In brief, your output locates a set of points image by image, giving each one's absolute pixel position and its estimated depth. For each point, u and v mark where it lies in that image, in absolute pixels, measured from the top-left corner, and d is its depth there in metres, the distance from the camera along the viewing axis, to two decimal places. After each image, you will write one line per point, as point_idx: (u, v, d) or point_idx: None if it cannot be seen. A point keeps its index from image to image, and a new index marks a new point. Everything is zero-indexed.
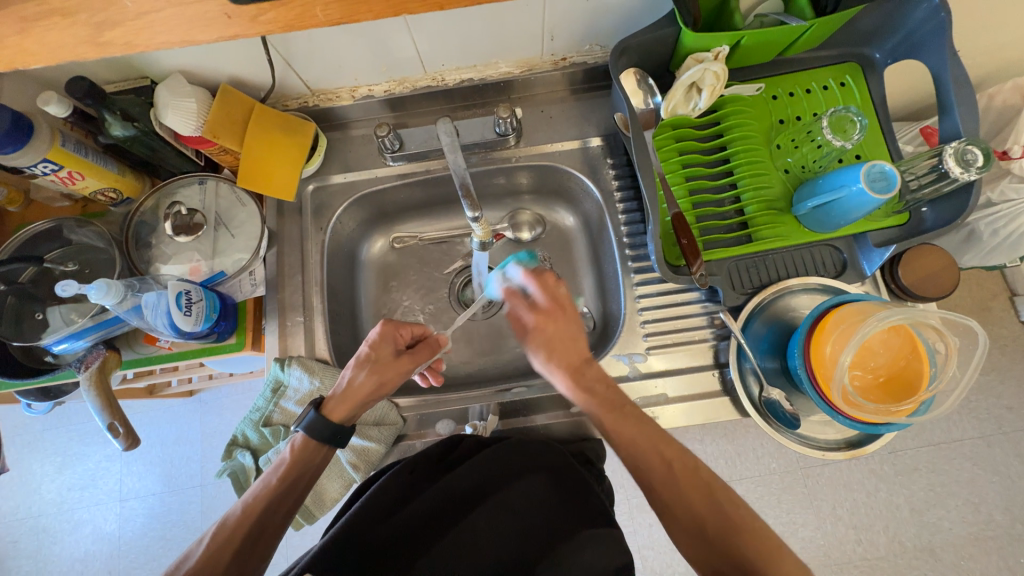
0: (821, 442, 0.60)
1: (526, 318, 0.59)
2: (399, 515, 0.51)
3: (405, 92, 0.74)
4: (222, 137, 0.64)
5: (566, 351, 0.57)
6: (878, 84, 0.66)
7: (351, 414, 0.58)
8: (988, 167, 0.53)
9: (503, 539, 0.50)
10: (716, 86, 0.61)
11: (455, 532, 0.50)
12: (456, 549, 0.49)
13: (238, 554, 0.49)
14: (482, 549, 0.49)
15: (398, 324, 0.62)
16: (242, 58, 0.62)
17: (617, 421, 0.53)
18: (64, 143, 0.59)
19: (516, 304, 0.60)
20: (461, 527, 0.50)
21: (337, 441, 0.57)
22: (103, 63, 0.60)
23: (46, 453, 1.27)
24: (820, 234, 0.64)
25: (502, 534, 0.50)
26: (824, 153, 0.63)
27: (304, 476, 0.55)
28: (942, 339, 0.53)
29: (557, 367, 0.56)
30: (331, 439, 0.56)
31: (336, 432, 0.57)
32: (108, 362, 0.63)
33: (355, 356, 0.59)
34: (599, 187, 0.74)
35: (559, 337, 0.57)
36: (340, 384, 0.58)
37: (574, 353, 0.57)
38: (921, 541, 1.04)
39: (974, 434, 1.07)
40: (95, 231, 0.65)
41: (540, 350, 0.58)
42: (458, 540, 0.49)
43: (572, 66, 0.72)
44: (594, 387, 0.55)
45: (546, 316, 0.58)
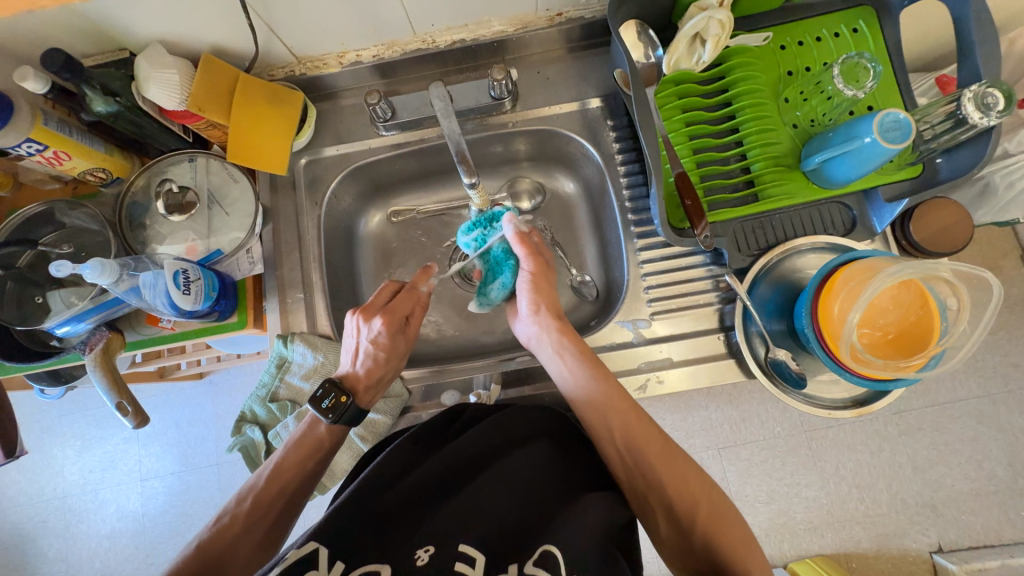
0: (827, 402, 0.60)
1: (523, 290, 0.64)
2: (407, 481, 0.51)
3: (395, 57, 0.70)
4: (207, 111, 0.62)
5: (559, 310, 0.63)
6: (893, 28, 0.63)
7: (373, 394, 0.61)
8: (1009, 110, 0.51)
9: (510, 503, 0.50)
10: (722, 36, 0.58)
11: (463, 495, 0.50)
12: (466, 510, 0.48)
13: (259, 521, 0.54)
14: (489, 512, 0.48)
15: (390, 302, 0.62)
16: (221, 23, 0.59)
17: (614, 410, 0.56)
18: (46, 121, 0.57)
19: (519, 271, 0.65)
20: (469, 490, 0.50)
21: (359, 419, 0.60)
22: (78, 33, 0.57)
23: (64, 437, 1.30)
24: (830, 191, 0.62)
25: (509, 497, 0.50)
26: (835, 105, 0.60)
27: (312, 462, 0.58)
28: (953, 293, 0.52)
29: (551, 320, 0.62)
30: (357, 418, 0.60)
31: (361, 412, 0.60)
32: (112, 343, 0.64)
33: (368, 348, 0.60)
34: (600, 151, 0.71)
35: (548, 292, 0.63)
36: (359, 373, 0.60)
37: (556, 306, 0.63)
38: (923, 498, 1.06)
39: (979, 392, 1.07)
40: (88, 213, 0.64)
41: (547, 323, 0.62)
42: (464, 502, 0.49)
43: (569, 22, 0.69)
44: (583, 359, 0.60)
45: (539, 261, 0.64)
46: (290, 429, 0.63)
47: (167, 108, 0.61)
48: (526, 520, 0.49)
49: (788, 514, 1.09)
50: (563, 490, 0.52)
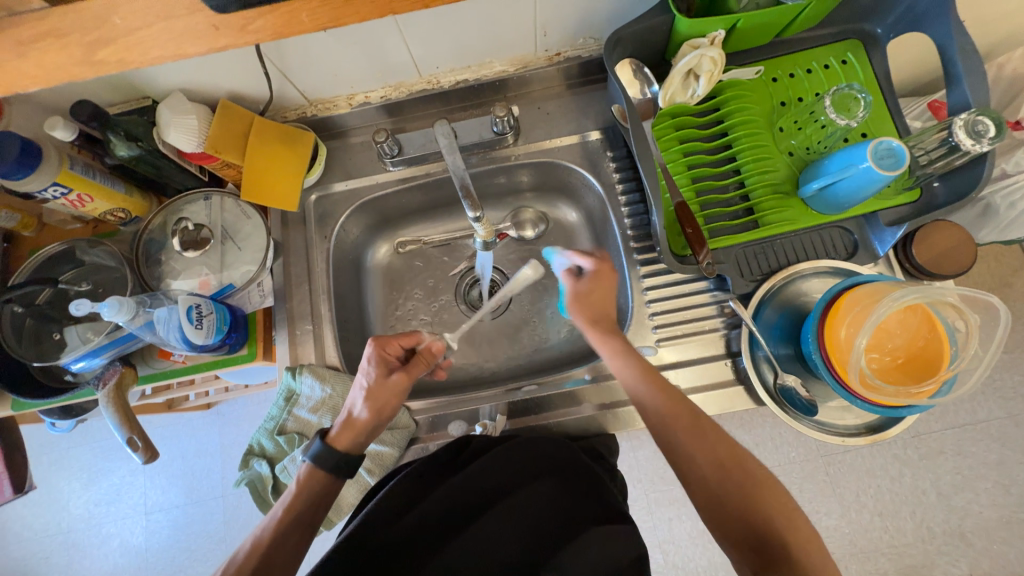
0: (840, 428, 0.59)
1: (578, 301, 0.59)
2: (411, 517, 0.50)
3: (402, 97, 0.74)
4: (223, 152, 0.65)
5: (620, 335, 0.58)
6: (881, 59, 0.65)
7: (359, 442, 0.57)
8: (1001, 137, 0.51)
9: (513, 540, 0.49)
10: (714, 71, 0.60)
11: (468, 532, 0.50)
12: (470, 545, 0.49)
13: None
14: (492, 546, 0.49)
15: (384, 343, 0.61)
16: (238, 72, 0.63)
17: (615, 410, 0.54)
18: (72, 165, 0.60)
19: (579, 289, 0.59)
20: (473, 527, 0.50)
21: (342, 474, 0.56)
22: (106, 85, 0.61)
23: (72, 470, 1.30)
24: (828, 216, 0.63)
25: (513, 532, 0.50)
26: (829, 133, 0.61)
27: (304, 515, 0.54)
28: (963, 317, 0.52)
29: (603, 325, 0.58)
30: (340, 472, 0.56)
31: (340, 462, 0.56)
32: (124, 378, 0.64)
33: (355, 386, 0.59)
34: (601, 181, 0.73)
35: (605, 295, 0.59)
36: (345, 413, 0.58)
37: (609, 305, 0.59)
38: (950, 526, 1.02)
39: (1001, 414, 1.04)
40: (107, 250, 0.67)
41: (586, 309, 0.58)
42: (469, 540, 0.49)
43: (567, 61, 0.72)
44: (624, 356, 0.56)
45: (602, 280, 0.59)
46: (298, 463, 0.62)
47: (186, 151, 0.63)
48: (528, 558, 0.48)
49: None
50: (570, 517, 0.51)
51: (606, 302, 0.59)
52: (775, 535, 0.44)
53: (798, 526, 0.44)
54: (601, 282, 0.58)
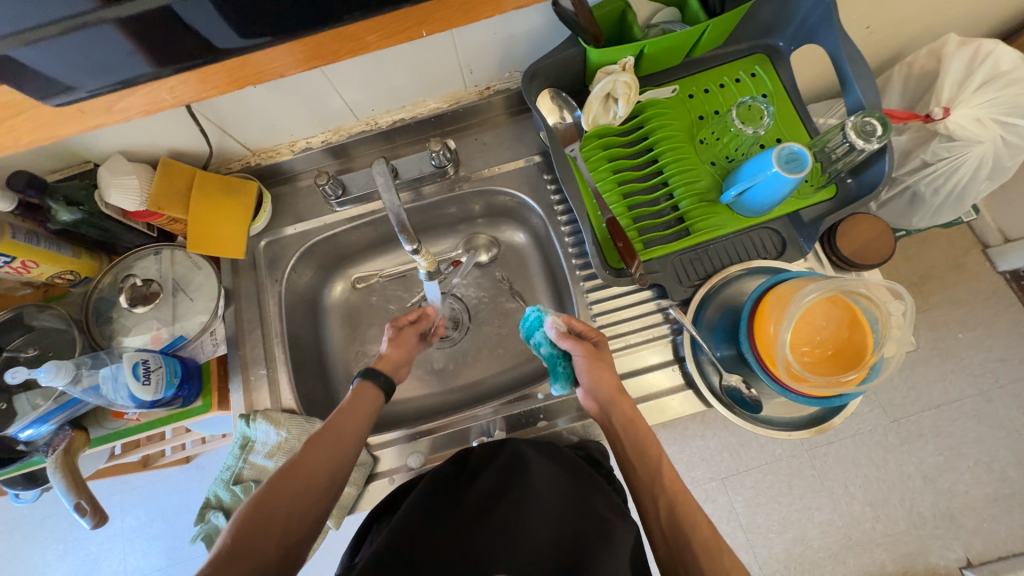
0: (787, 423, 0.60)
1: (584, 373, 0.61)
2: (432, 526, 0.51)
3: (343, 140, 0.76)
4: (166, 209, 0.66)
5: (641, 433, 0.58)
6: (786, 69, 0.69)
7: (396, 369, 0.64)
8: (888, 134, 0.56)
9: (537, 527, 0.50)
10: (630, 94, 0.63)
11: (490, 524, 0.51)
12: (495, 539, 0.49)
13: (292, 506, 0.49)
14: (520, 537, 0.50)
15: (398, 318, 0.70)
16: (174, 130, 0.65)
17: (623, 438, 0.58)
18: (13, 235, 0.60)
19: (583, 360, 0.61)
20: (497, 516, 0.52)
21: (387, 385, 0.61)
22: (45, 154, 0.62)
23: (46, 542, 1.25)
24: (755, 218, 0.66)
25: (535, 520, 0.51)
26: (743, 140, 0.65)
27: (349, 425, 0.56)
28: (892, 300, 0.56)
29: (611, 394, 0.59)
30: (385, 384, 0.61)
31: (381, 376, 0.61)
32: (74, 442, 0.64)
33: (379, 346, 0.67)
34: (541, 203, 0.76)
35: (604, 367, 0.61)
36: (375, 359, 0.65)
37: (611, 376, 0.61)
38: (939, 508, 1.02)
39: (972, 391, 1.06)
40: (56, 314, 0.67)
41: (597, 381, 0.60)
42: (493, 534, 0.50)
43: (498, 94, 0.75)
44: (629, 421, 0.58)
45: (596, 352, 0.62)
46: None
47: (129, 210, 0.65)
48: (558, 547, 0.48)
49: (804, 542, 1.05)
50: (586, 504, 0.52)
51: (608, 375, 0.61)
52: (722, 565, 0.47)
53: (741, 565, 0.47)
54: (593, 354, 0.62)
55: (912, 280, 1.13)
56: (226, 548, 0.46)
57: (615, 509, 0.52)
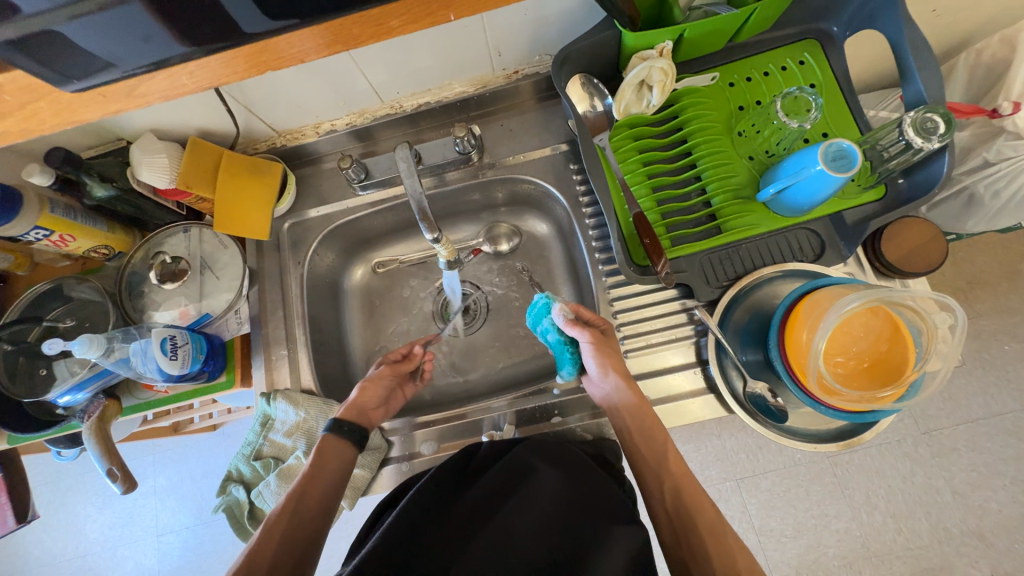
0: (812, 435, 0.58)
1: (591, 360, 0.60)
2: (437, 524, 0.51)
3: (367, 122, 0.76)
4: (194, 187, 0.67)
5: (647, 418, 0.57)
6: (839, 57, 0.64)
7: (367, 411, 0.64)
8: (950, 133, 0.51)
9: (536, 533, 0.50)
10: (667, 82, 0.60)
11: (491, 527, 0.51)
12: (493, 544, 0.49)
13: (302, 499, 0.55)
14: (518, 545, 0.49)
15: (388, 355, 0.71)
16: (203, 110, 0.65)
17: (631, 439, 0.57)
18: (52, 208, 0.62)
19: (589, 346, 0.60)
20: (498, 520, 0.51)
21: (358, 437, 0.60)
22: (81, 131, 0.64)
23: (87, 495, 1.33)
24: (792, 218, 0.62)
25: (533, 522, 0.51)
26: (785, 135, 0.60)
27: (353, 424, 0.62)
28: (939, 312, 0.51)
29: (618, 380, 0.58)
30: (352, 434, 0.60)
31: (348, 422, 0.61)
32: (108, 410, 0.67)
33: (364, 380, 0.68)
34: (565, 194, 0.74)
35: (611, 354, 0.60)
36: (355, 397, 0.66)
37: (617, 362, 0.60)
38: (967, 526, 0.98)
39: (1016, 406, 1.00)
40: (93, 287, 0.70)
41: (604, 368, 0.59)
42: (491, 538, 0.50)
43: (526, 78, 0.73)
44: (636, 412, 0.58)
45: (603, 339, 0.61)
46: (272, 487, 0.64)
47: (160, 188, 0.66)
48: (552, 557, 0.48)
49: (819, 550, 1.02)
50: (586, 504, 0.53)
51: (616, 362, 0.60)
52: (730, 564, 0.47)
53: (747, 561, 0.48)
54: (601, 340, 0.61)
55: (958, 286, 1.06)
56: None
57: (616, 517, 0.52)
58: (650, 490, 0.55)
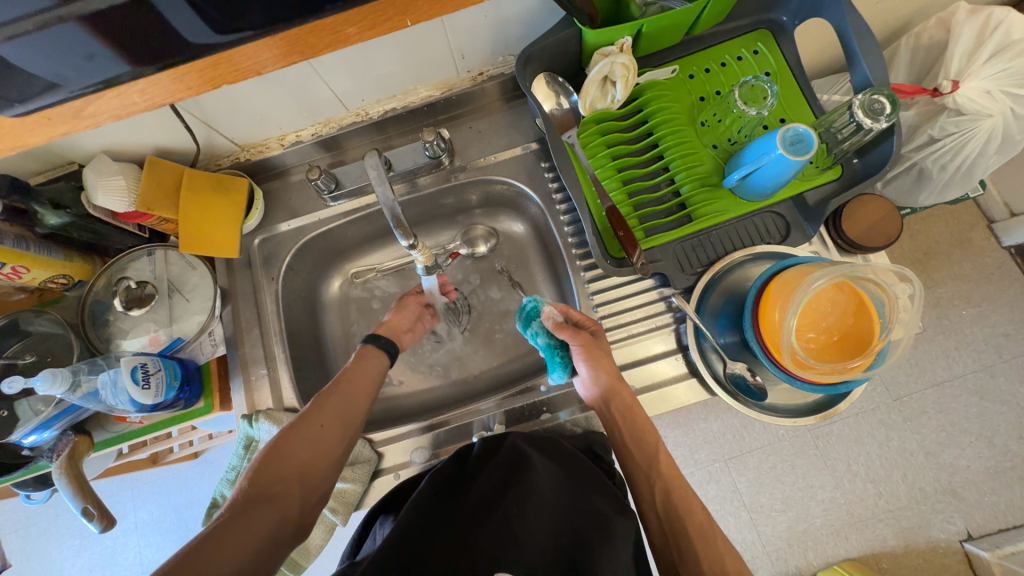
0: (792, 410, 0.60)
1: (581, 361, 0.60)
2: (438, 527, 0.50)
3: (333, 132, 0.74)
4: (157, 208, 0.65)
5: (639, 421, 0.58)
6: (790, 46, 0.67)
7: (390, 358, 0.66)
8: (896, 113, 0.54)
9: (538, 530, 0.49)
10: (628, 76, 0.61)
11: (492, 525, 0.49)
12: (497, 538, 0.48)
13: (316, 439, 0.53)
14: (521, 537, 0.48)
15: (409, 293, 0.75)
16: (159, 128, 0.63)
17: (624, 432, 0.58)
18: (2, 240, 0.59)
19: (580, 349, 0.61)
20: (498, 517, 0.50)
21: (389, 346, 0.64)
22: (28, 157, 0.61)
23: (62, 538, 1.27)
24: (758, 202, 0.64)
25: (535, 525, 0.50)
26: (746, 122, 0.63)
27: (369, 367, 0.61)
28: (900, 284, 0.54)
29: (608, 380, 0.59)
30: (387, 346, 0.64)
31: (380, 339, 0.64)
32: (78, 446, 0.64)
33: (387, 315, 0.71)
34: (539, 192, 0.74)
35: (601, 356, 0.60)
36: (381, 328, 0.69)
37: (608, 364, 0.60)
38: (941, 483, 1.03)
39: (976, 367, 1.06)
40: (53, 319, 0.66)
41: (594, 367, 0.59)
42: (494, 533, 0.48)
43: (492, 79, 0.73)
44: (627, 411, 0.58)
45: (593, 340, 0.62)
46: None
47: (118, 211, 0.63)
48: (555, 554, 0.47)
49: (807, 520, 1.06)
50: (586, 502, 0.53)
51: (607, 364, 0.60)
52: (718, 559, 0.49)
53: (732, 554, 0.50)
54: (591, 342, 0.62)
55: (916, 257, 1.12)
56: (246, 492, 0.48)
57: (618, 508, 0.54)
58: (641, 488, 0.56)
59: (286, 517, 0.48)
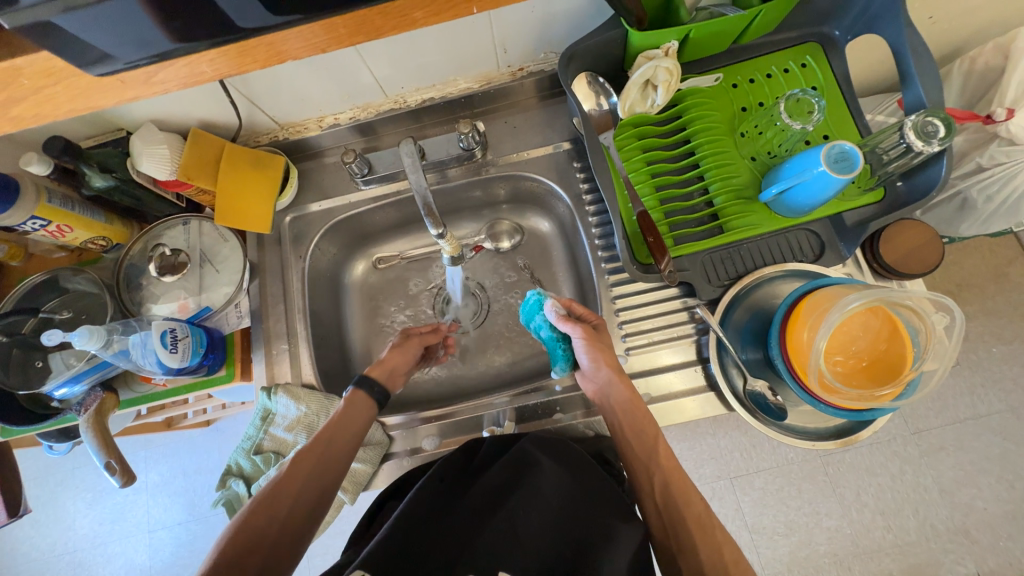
0: (810, 432, 0.59)
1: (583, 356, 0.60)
2: (437, 518, 0.51)
3: (371, 117, 0.75)
4: (196, 179, 0.67)
5: (639, 414, 0.57)
6: (841, 61, 0.65)
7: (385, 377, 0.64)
8: (950, 137, 0.52)
9: (541, 530, 0.50)
10: (671, 81, 0.60)
11: (496, 524, 0.50)
12: (497, 542, 0.48)
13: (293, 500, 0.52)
14: (523, 541, 0.49)
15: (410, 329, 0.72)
16: (205, 101, 0.64)
17: (634, 435, 0.57)
18: (49, 199, 0.61)
19: (581, 343, 0.60)
20: (501, 517, 0.51)
21: (381, 394, 0.62)
22: (80, 121, 0.63)
23: (77, 490, 1.32)
24: (793, 219, 0.63)
25: (537, 522, 0.50)
26: (788, 136, 0.61)
27: (352, 427, 0.58)
28: (938, 313, 0.52)
29: (609, 374, 0.59)
30: (379, 395, 0.61)
31: (375, 385, 0.61)
32: (105, 403, 0.66)
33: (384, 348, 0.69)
34: (568, 191, 0.74)
35: (602, 351, 0.60)
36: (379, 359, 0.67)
37: (609, 359, 0.60)
38: (954, 523, 1.00)
39: (1002, 407, 1.02)
40: (89, 279, 0.68)
41: (594, 361, 0.59)
42: (497, 532, 0.49)
43: (531, 75, 0.73)
44: (628, 411, 0.57)
45: (594, 335, 0.61)
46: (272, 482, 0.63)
47: (160, 179, 0.65)
48: (558, 553, 0.48)
49: (810, 546, 1.04)
50: (591, 500, 0.53)
51: (608, 357, 0.60)
52: (717, 556, 0.49)
53: (732, 545, 0.50)
54: (593, 335, 0.61)
55: (948, 288, 1.08)
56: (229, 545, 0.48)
57: (620, 514, 0.52)
58: (641, 480, 0.56)
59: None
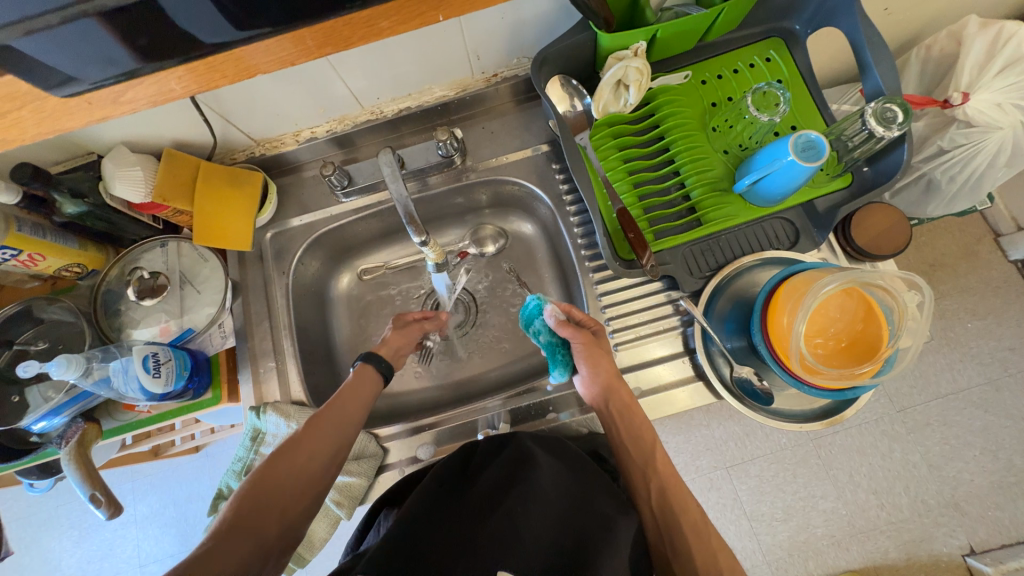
0: (797, 415, 0.60)
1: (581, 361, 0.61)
2: (435, 522, 0.50)
3: (348, 129, 0.75)
4: (171, 199, 0.66)
5: (636, 418, 0.58)
6: (803, 54, 0.67)
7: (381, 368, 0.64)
8: (908, 121, 0.54)
9: (541, 531, 0.49)
10: (642, 80, 0.61)
11: (496, 522, 0.49)
12: (498, 542, 0.47)
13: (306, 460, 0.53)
14: (524, 539, 0.48)
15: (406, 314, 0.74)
16: (177, 121, 0.64)
17: (628, 434, 0.58)
18: (19, 228, 0.60)
19: (580, 348, 0.61)
20: (501, 516, 0.50)
21: (387, 371, 0.64)
22: (49, 146, 0.62)
23: (62, 529, 1.27)
24: (767, 208, 0.65)
25: (539, 522, 0.49)
26: (757, 128, 0.63)
27: (360, 400, 0.60)
28: (909, 291, 0.54)
29: (606, 378, 0.59)
30: (385, 371, 0.64)
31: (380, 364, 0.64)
32: (87, 434, 0.64)
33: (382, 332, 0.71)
34: (549, 193, 0.75)
35: (600, 356, 0.60)
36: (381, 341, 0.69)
37: (607, 365, 0.60)
38: (944, 497, 1.02)
39: (980, 380, 1.06)
40: (65, 307, 0.67)
41: (593, 366, 0.60)
42: (498, 532, 0.48)
43: (505, 81, 0.74)
44: (624, 412, 0.58)
45: (594, 341, 0.62)
46: None
47: (134, 202, 0.64)
48: (559, 553, 0.47)
49: (808, 530, 1.05)
50: (588, 502, 0.52)
51: (606, 363, 0.60)
52: (711, 556, 0.49)
53: (723, 546, 0.51)
54: (592, 340, 0.62)
55: (922, 269, 1.12)
56: (224, 523, 0.47)
57: (618, 507, 0.53)
58: (636, 483, 0.56)
59: (265, 546, 0.48)
